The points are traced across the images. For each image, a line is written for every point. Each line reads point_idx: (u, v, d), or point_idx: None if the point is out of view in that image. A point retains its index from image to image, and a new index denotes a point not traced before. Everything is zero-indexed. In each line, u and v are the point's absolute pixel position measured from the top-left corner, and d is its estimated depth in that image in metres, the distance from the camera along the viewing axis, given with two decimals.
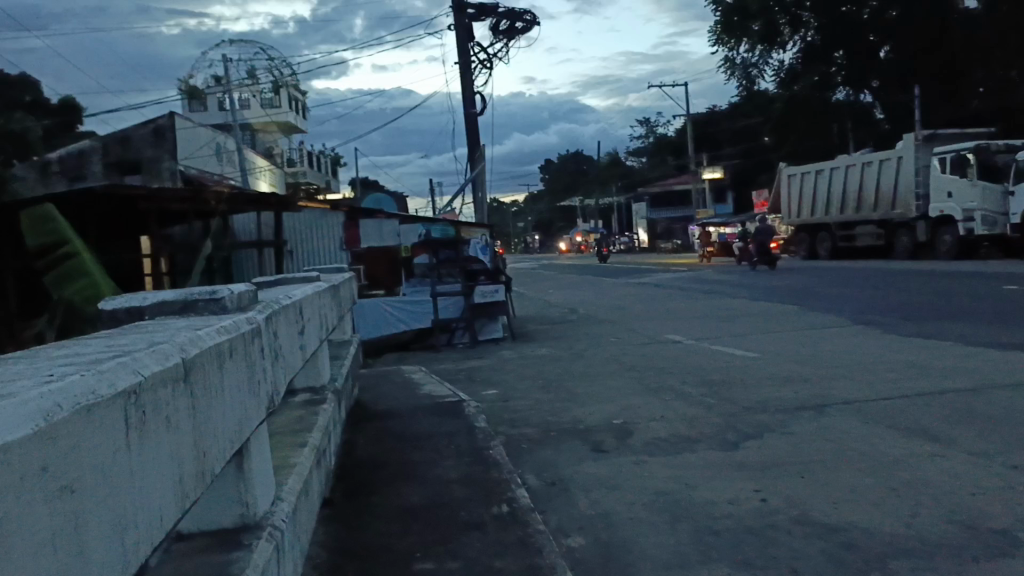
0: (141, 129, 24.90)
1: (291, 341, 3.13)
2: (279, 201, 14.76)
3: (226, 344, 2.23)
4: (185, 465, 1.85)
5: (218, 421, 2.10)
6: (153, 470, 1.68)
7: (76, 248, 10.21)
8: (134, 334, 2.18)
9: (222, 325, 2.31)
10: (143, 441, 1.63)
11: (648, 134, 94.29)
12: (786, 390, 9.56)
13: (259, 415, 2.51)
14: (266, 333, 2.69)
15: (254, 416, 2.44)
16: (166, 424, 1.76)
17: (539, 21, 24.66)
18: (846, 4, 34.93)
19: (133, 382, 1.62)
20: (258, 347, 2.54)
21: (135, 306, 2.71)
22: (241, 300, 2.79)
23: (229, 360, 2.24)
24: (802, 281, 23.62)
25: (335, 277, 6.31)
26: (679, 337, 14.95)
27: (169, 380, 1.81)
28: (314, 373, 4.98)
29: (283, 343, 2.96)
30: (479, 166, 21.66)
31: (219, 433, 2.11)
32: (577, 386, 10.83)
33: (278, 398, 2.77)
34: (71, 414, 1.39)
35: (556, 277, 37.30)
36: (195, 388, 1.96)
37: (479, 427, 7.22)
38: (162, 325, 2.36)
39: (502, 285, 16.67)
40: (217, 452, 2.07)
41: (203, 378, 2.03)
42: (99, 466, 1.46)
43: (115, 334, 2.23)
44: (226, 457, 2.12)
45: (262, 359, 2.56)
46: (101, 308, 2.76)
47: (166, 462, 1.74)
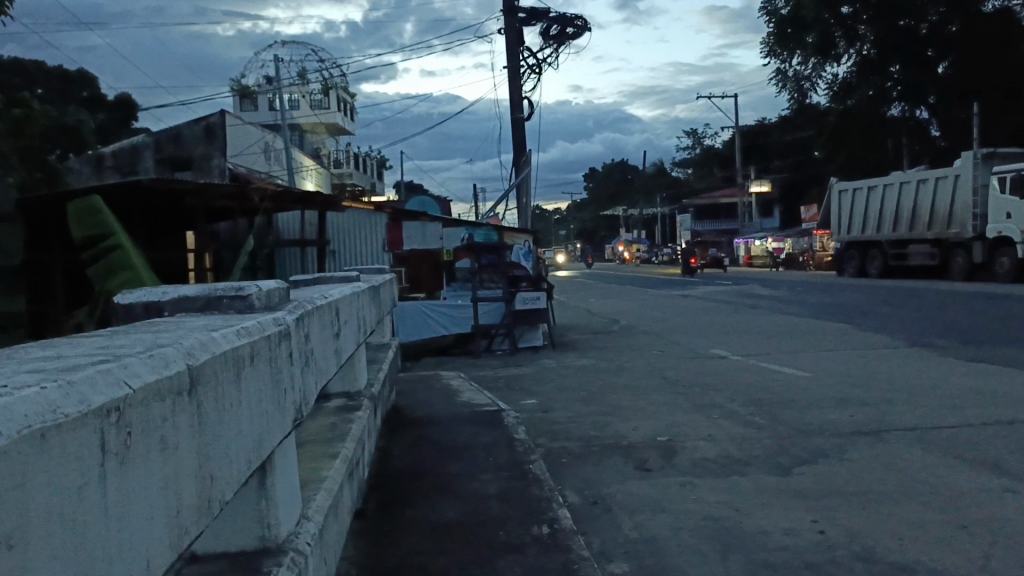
0: (192, 126, 25.23)
1: (325, 344, 2.88)
2: (324, 200, 14.67)
3: (243, 347, 1.98)
4: (184, 491, 1.61)
5: (230, 438, 1.86)
6: (138, 500, 1.44)
7: (120, 241, 10.11)
8: (142, 334, 1.95)
9: (244, 327, 2.07)
10: (124, 471, 1.40)
11: (694, 145, 93.20)
12: (841, 413, 9.09)
13: (283, 429, 2.26)
14: (296, 336, 2.44)
15: (276, 430, 2.19)
16: (159, 443, 1.53)
17: (590, 26, 24.34)
18: (904, 19, 34.00)
19: (114, 399, 1.39)
20: (285, 351, 2.30)
21: (152, 302, 2.49)
22: (269, 297, 2.54)
23: (248, 369, 2.00)
24: (852, 299, 22.86)
25: (375, 279, 6.08)
26: (725, 353, 14.48)
27: (167, 393, 1.58)
28: (350, 378, 4.75)
29: (316, 346, 2.71)
30: (525, 172, 21.44)
31: (231, 450, 1.87)
32: (619, 400, 10.49)
33: (308, 407, 2.51)
34: (22, 437, 1.16)
35: (597, 286, 36.85)
36: (202, 404, 1.73)
37: (519, 439, 6.94)
38: (176, 325, 2.13)
39: (544, 292, 16.39)
40: (226, 474, 1.83)
41: (214, 389, 1.79)
42: (59, 504, 1.23)
43: (121, 334, 2.01)
44: (238, 480, 1.88)
45: (288, 366, 2.32)
46: (117, 302, 2.55)
47: (156, 491, 1.50)
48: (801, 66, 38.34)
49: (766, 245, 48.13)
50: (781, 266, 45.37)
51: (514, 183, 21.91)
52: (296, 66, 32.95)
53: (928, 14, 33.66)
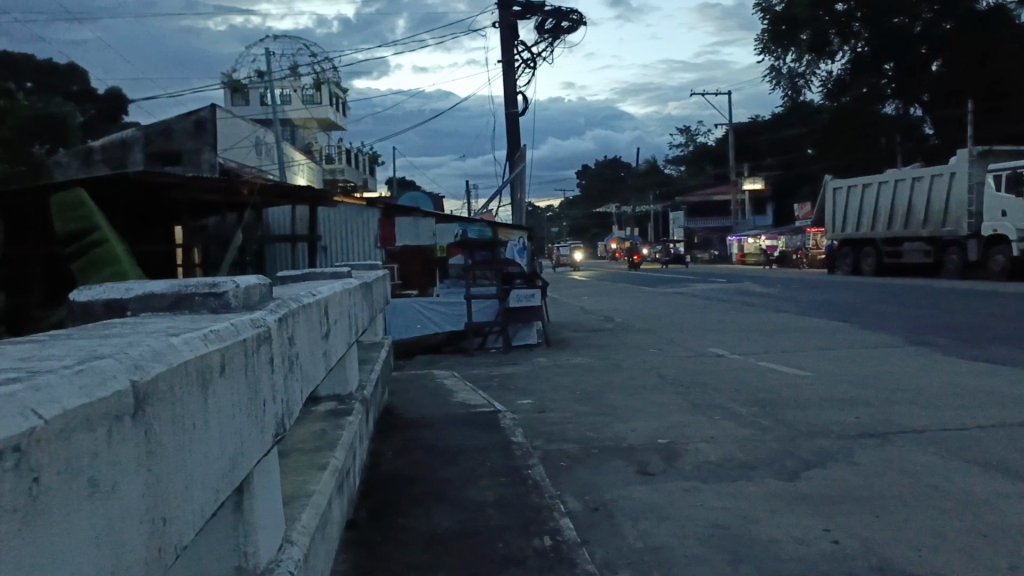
0: (181, 120, 24.86)
1: (313, 345, 2.60)
2: (315, 194, 14.34)
3: (211, 356, 1.71)
4: (122, 536, 1.32)
5: (190, 468, 1.58)
6: (58, 555, 1.17)
7: (104, 235, 9.68)
8: (88, 341, 1.68)
9: (214, 331, 1.79)
10: (36, 524, 1.12)
11: (687, 143, 93.04)
12: (845, 414, 8.86)
13: (262, 447, 1.98)
14: (278, 339, 2.15)
15: (252, 451, 1.92)
16: (90, 479, 1.25)
17: (586, 21, 24.08)
18: (898, 16, 33.79)
19: (25, 430, 1.12)
20: (266, 358, 2.03)
21: (116, 300, 2.23)
22: (248, 294, 2.27)
23: (217, 380, 1.72)
24: (848, 297, 22.69)
25: (368, 274, 5.81)
26: (723, 351, 14.27)
27: (106, 417, 1.31)
28: (341, 380, 4.48)
29: (302, 348, 2.44)
30: (519, 167, 21.17)
31: (193, 479, 1.59)
32: (617, 400, 10.25)
33: (291, 421, 2.24)
34: None
35: (591, 284, 36.55)
36: (152, 431, 1.45)
37: (517, 442, 6.67)
38: (136, 327, 1.86)
39: (539, 289, 16.14)
40: (186, 509, 1.56)
41: (170, 406, 1.52)
42: None
43: (66, 339, 1.73)
44: (200, 516, 1.60)
45: (268, 375, 2.04)
46: (76, 300, 2.29)
47: (85, 540, 1.23)
48: (794, 63, 38.17)
49: (759, 243, 47.98)
50: (773, 264, 45.13)
51: (508, 179, 21.62)
52: (288, 61, 32.41)
53: (921, 11, 33.53)
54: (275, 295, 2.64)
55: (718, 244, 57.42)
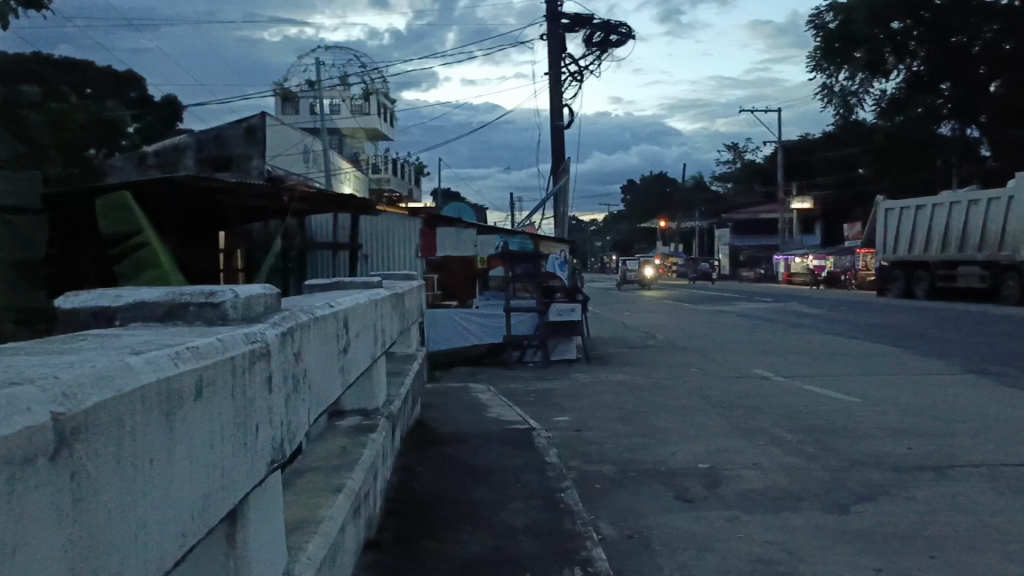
0: (233, 127, 25.27)
1: (328, 359, 2.44)
2: (357, 203, 14.30)
3: (183, 380, 1.54)
4: None
5: (149, 508, 1.40)
6: None
7: (148, 238, 9.62)
8: (45, 355, 1.51)
9: (194, 348, 1.63)
10: None
11: (736, 159, 91.72)
12: (898, 444, 8.42)
13: (250, 478, 1.81)
14: (276, 357, 1.99)
15: (237, 481, 1.75)
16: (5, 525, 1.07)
17: (635, 35, 23.83)
18: (957, 35, 32.74)
19: None
20: (258, 377, 1.86)
21: (105, 307, 2.10)
22: (249, 305, 2.11)
23: (190, 406, 1.56)
24: (899, 321, 21.94)
25: (400, 285, 5.65)
26: (768, 373, 13.81)
27: (34, 452, 1.13)
28: (368, 393, 4.31)
29: (311, 365, 2.27)
30: (563, 180, 20.97)
31: (153, 516, 1.41)
32: (658, 420, 9.93)
33: (292, 446, 2.06)
34: None
35: (634, 300, 36.11)
36: (97, 470, 1.27)
37: (551, 462, 6.42)
38: (110, 342, 1.70)
39: (580, 304, 15.95)
40: (145, 554, 1.38)
41: (123, 439, 1.34)
42: None
43: (26, 354, 1.58)
44: (161, 562, 1.42)
45: (260, 396, 1.87)
46: (65, 305, 2.16)
47: None
48: (847, 81, 37.34)
49: (807, 263, 46.97)
50: (821, 284, 44.09)
51: (553, 192, 21.43)
52: (339, 71, 32.57)
53: (983, 31, 32.40)
54: (286, 306, 2.47)
55: (765, 263, 56.25)
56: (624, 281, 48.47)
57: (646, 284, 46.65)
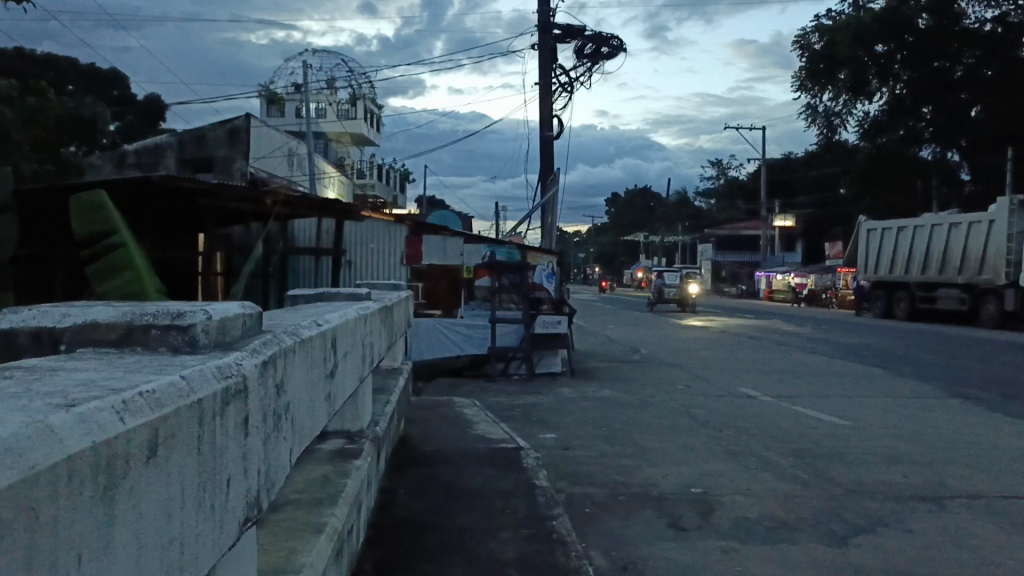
0: (216, 128, 24.85)
1: (316, 385, 2.16)
2: (342, 208, 13.93)
3: (134, 438, 1.26)
4: None
5: None
6: None
7: (121, 239, 9.15)
8: None
9: (149, 391, 1.35)
10: None
11: (719, 175, 91.81)
12: (894, 472, 8.21)
13: (217, 543, 1.53)
14: (256, 394, 1.70)
15: (199, 553, 1.46)
16: None
17: (626, 47, 23.69)
18: (940, 60, 32.72)
19: None
20: (232, 419, 1.57)
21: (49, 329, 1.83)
22: (222, 329, 1.85)
23: (139, 468, 1.27)
24: (881, 342, 21.84)
25: (389, 297, 5.35)
26: (754, 392, 13.59)
27: None
28: (353, 414, 4.02)
29: (297, 398, 1.99)
30: (551, 191, 20.73)
31: None
32: (646, 440, 9.64)
33: (269, 496, 1.78)
34: None
35: (616, 313, 35.90)
36: (2, 572, 0.98)
37: (541, 486, 6.14)
38: (45, 381, 1.41)
39: (567, 316, 15.56)
40: None
41: (39, 528, 1.05)
42: None
43: None
44: None
45: (233, 442, 1.58)
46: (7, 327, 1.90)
47: None
48: (831, 102, 37.41)
49: (788, 280, 47.02)
50: (802, 302, 44.08)
51: (540, 202, 21.18)
52: (326, 75, 31.93)
53: (964, 57, 32.45)
54: (266, 327, 2.19)
55: (747, 279, 56.27)
56: (659, 299, 37.48)
57: (688, 303, 35.95)
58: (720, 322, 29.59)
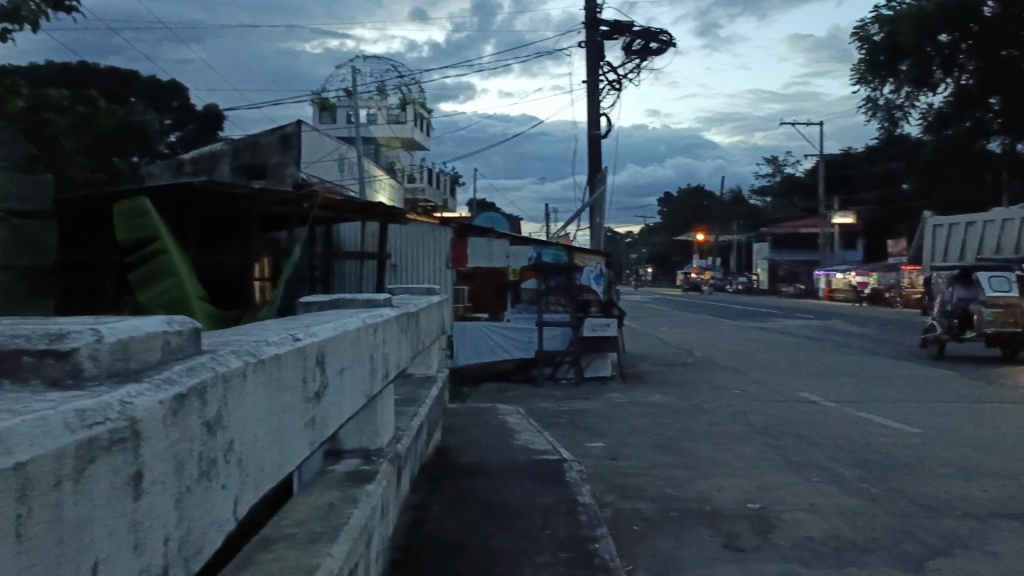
0: (269, 135, 25.09)
1: (279, 417, 1.81)
2: (387, 211, 13.65)
3: None
4: None
5: None
6: None
7: (165, 246, 8.81)
8: None
9: None
10: None
11: (775, 172, 89.56)
12: (971, 485, 7.56)
13: None
14: (151, 441, 1.31)
15: None
16: None
17: (676, 42, 23.04)
18: (1008, 48, 31.27)
19: None
20: (104, 480, 1.19)
21: None
22: (127, 352, 1.45)
23: None
24: (950, 343, 20.70)
25: (417, 301, 4.98)
26: (815, 397, 12.93)
27: None
28: (371, 430, 3.68)
29: (240, 431, 1.61)
30: (599, 191, 20.23)
31: None
32: (699, 449, 9.16)
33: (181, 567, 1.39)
34: None
35: (671, 315, 35.18)
36: None
37: (584, 503, 5.72)
38: None
39: (615, 318, 15.13)
40: None
41: None
42: None
43: None
44: None
45: (105, 511, 1.20)
46: None
47: None
48: (892, 94, 35.80)
49: (849, 279, 45.40)
50: (864, 302, 42.44)
51: (588, 202, 20.72)
52: (375, 80, 31.92)
53: None
54: (216, 347, 1.81)
55: (807, 278, 54.63)
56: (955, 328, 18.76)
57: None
58: (857, 335, 23.56)
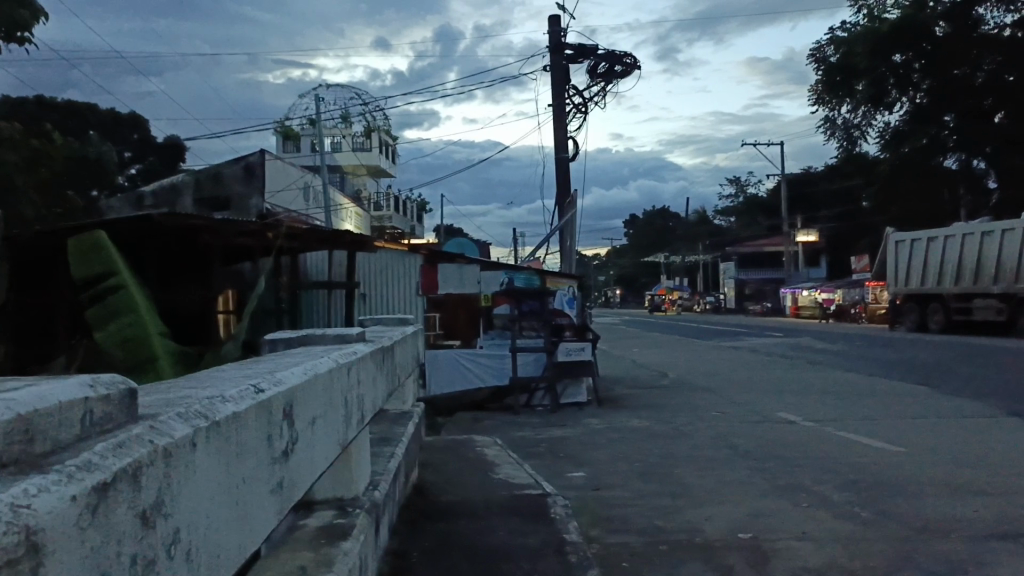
0: (231, 166, 24.66)
1: (236, 492, 1.54)
2: (353, 239, 13.32)
3: None
4: None
5: None
6: None
7: (122, 279, 8.34)
8: None
9: None
10: None
11: (737, 193, 91.00)
12: (962, 505, 7.39)
13: None
14: (56, 549, 1.03)
15: None
16: None
17: (639, 65, 23.16)
18: (958, 67, 32.09)
19: None
20: None
21: None
22: (33, 429, 1.15)
23: None
24: (921, 357, 20.79)
25: (390, 334, 4.69)
26: (794, 416, 12.79)
27: None
28: (344, 477, 3.39)
29: (182, 513, 1.34)
30: (569, 214, 20.11)
31: None
32: (684, 475, 8.92)
33: None
34: None
35: (642, 336, 35.06)
36: None
37: (572, 542, 5.42)
38: None
39: (590, 342, 14.91)
40: None
41: None
42: None
43: None
44: None
45: None
46: None
47: None
48: (849, 114, 36.38)
49: (815, 296, 45.83)
50: (831, 318, 42.78)
51: (558, 225, 20.58)
52: (339, 108, 31.65)
53: (983, 63, 31.84)
54: (155, 411, 1.51)
55: (773, 296, 55.07)
56: None
57: None
58: (829, 352, 23.59)
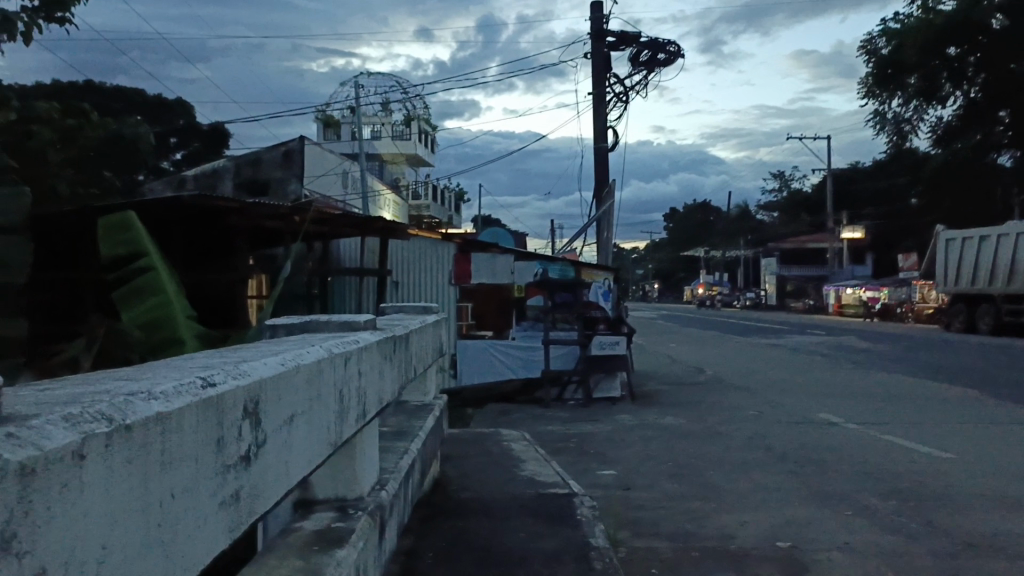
0: (270, 151, 24.67)
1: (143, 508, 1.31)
2: (385, 226, 13.11)
3: None
4: None
5: None
6: None
7: (150, 259, 8.25)
8: None
9: None
10: None
11: (781, 187, 89.19)
12: (1016, 520, 6.92)
13: None
14: None
15: None
16: None
17: (683, 53, 22.56)
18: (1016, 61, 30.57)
19: None
20: None
21: None
22: None
23: None
24: (970, 360, 19.95)
25: (407, 322, 4.41)
26: (836, 419, 12.28)
27: None
28: (346, 475, 3.13)
29: (50, 534, 1.11)
30: (606, 205, 19.69)
31: None
32: (718, 477, 8.54)
33: None
34: None
35: (678, 332, 34.38)
36: None
37: (596, 546, 5.12)
38: None
39: (624, 336, 14.48)
40: None
41: None
42: None
43: None
44: None
45: None
46: None
47: None
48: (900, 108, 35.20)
49: (859, 294, 44.66)
50: (876, 317, 41.63)
51: (595, 217, 20.15)
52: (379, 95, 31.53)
53: None
54: (43, 412, 1.28)
55: (815, 293, 53.82)
56: None
57: None
58: (873, 352, 22.82)
